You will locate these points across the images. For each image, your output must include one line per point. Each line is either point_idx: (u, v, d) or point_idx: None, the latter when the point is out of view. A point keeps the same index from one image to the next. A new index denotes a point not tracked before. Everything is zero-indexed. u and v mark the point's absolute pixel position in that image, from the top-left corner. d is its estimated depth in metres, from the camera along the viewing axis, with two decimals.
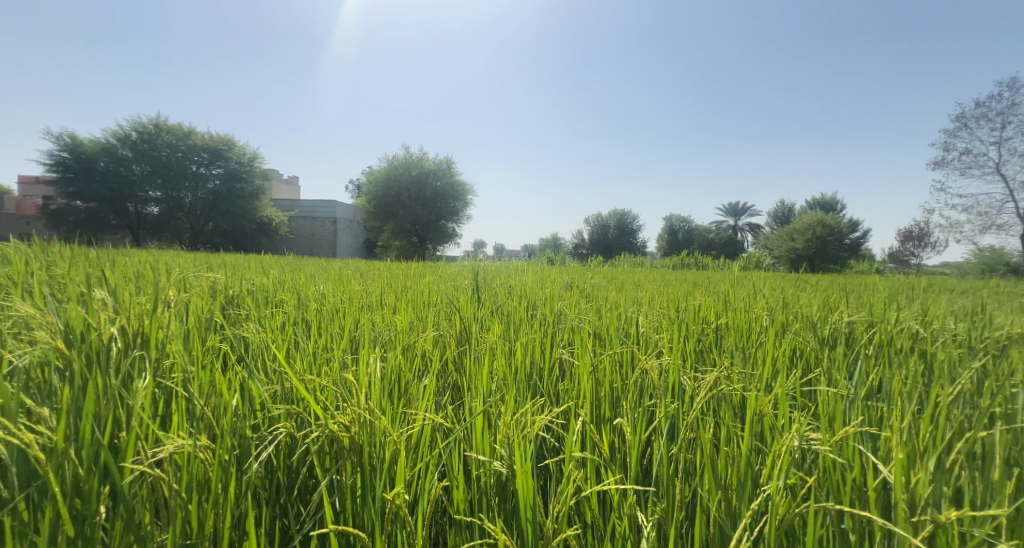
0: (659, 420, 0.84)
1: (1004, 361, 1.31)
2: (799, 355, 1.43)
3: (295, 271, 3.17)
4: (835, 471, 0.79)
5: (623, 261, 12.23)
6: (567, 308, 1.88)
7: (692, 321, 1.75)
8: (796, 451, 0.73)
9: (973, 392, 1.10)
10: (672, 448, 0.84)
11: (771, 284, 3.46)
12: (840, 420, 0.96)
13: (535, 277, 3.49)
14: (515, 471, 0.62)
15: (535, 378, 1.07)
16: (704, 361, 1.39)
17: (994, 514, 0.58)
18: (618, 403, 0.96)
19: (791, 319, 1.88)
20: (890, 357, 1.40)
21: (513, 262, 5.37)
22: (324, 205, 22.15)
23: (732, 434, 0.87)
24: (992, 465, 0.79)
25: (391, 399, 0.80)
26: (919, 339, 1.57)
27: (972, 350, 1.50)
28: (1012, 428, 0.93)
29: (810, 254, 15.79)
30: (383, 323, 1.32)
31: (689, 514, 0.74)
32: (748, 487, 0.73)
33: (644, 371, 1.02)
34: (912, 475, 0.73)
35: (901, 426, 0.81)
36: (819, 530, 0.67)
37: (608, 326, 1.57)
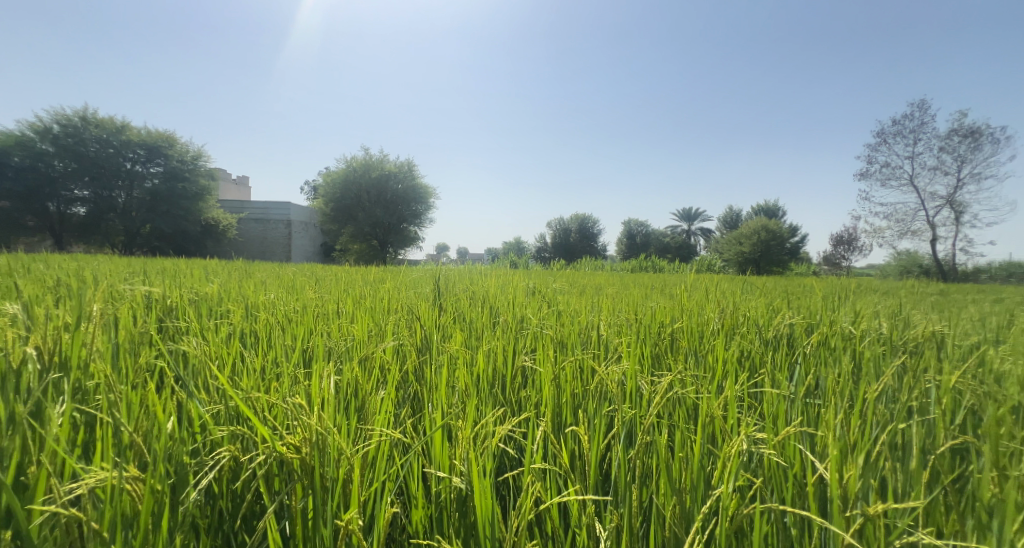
0: (617, 427, 0.85)
1: (921, 358, 1.44)
2: (746, 357, 1.51)
3: (243, 278, 3.00)
4: (779, 470, 0.84)
5: (583, 265, 12.47)
6: (529, 314, 1.89)
7: (650, 326, 1.80)
8: (744, 453, 0.76)
9: (896, 387, 1.20)
10: (630, 453, 0.86)
11: (720, 287, 3.63)
12: (783, 420, 1.02)
13: (496, 282, 3.49)
14: (474, 487, 0.61)
15: (497, 387, 1.07)
16: (659, 366, 1.43)
17: (915, 506, 0.63)
18: (578, 409, 0.97)
19: (739, 322, 1.98)
20: (826, 356, 1.50)
21: (475, 266, 5.35)
22: (275, 207, 21.20)
23: (686, 438, 0.90)
24: (913, 457, 0.86)
25: (346, 413, 0.77)
26: (851, 339, 1.69)
27: (896, 347, 1.63)
28: (926, 421, 1.02)
29: (756, 258, 16.75)
30: (339, 333, 1.28)
31: (646, 518, 0.75)
32: (700, 490, 0.76)
33: (602, 378, 1.03)
34: (847, 472, 0.79)
35: (835, 425, 0.87)
36: (764, 528, 0.71)
37: (568, 333, 1.59)
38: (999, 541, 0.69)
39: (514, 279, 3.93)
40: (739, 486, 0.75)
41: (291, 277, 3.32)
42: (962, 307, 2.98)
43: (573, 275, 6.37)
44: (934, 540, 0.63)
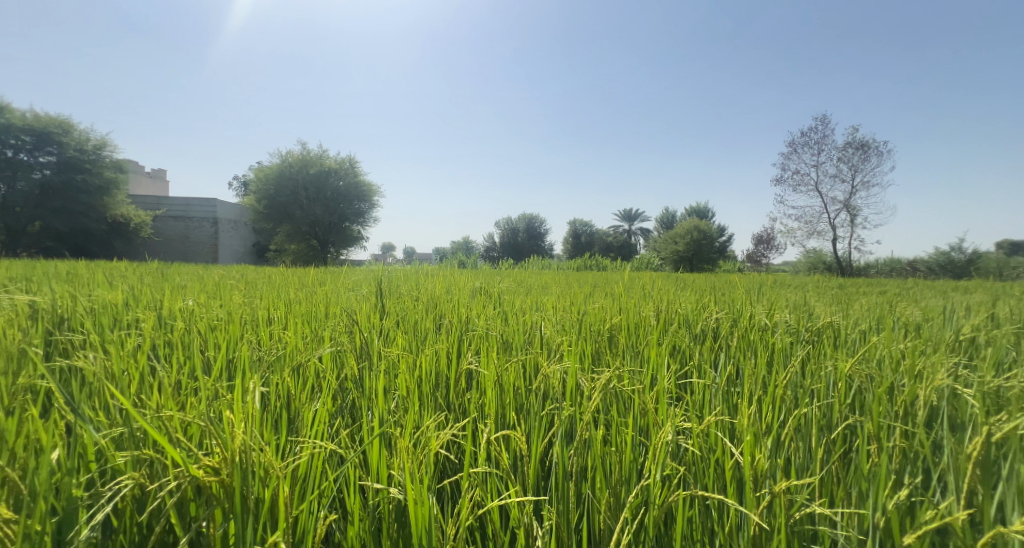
0: (556, 425, 0.88)
1: (823, 347, 1.62)
2: (677, 351, 1.60)
3: (158, 282, 2.73)
4: (703, 457, 0.91)
5: (527, 265, 12.66)
6: (474, 315, 1.89)
7: (591, 324, 1.87)
8: (671, 444, 0.82)
9: (803, 374, 1.34)
10: (568, 450, 0.89)
11: (655, 284, 3.84)
12: (708, 410, 1.10)
13: (440, 282, 3.44)
14: (412, 497, 0.60)
15: (440, 391, 1.06)
16: (600, 363, 1.49)
17: (811, 482, 0.72)
18: (520, 409, 0.98)
19: (671, 318, 2.10)
20: (745, 347, 1.64)
21: (418, 266, 5.24)
22: (193, 202, 19.42)
23: (621, 432, 0.94)
24: (813, 438, 0.97)
25: (274, 428, 0.73)
26: (767, 332, 1.86)
27: (803, 337, 1.82)
28: (826, 403, 1.15)
29: (686, 257, 17.87)
30: (269, 341, 1.20)
31: (582, 512, 0.79)
32: (632, 482, 0.81)
33: (544, 378, 1.06)
34: (757, 455, 0.87)
35: (750, 413, 0.96)
36: (688, 512, 0.77)
37: (512, 333, 1.60)
38: (875, 506, 0.81)
39: (459, 279, 3.89)
40: (667, 476, 0.80)
41: (215, 281, 3.06)
42: (856, 299, 3.38)
43: (519, 273, 6.43)
44: (825, 511, 0.72)
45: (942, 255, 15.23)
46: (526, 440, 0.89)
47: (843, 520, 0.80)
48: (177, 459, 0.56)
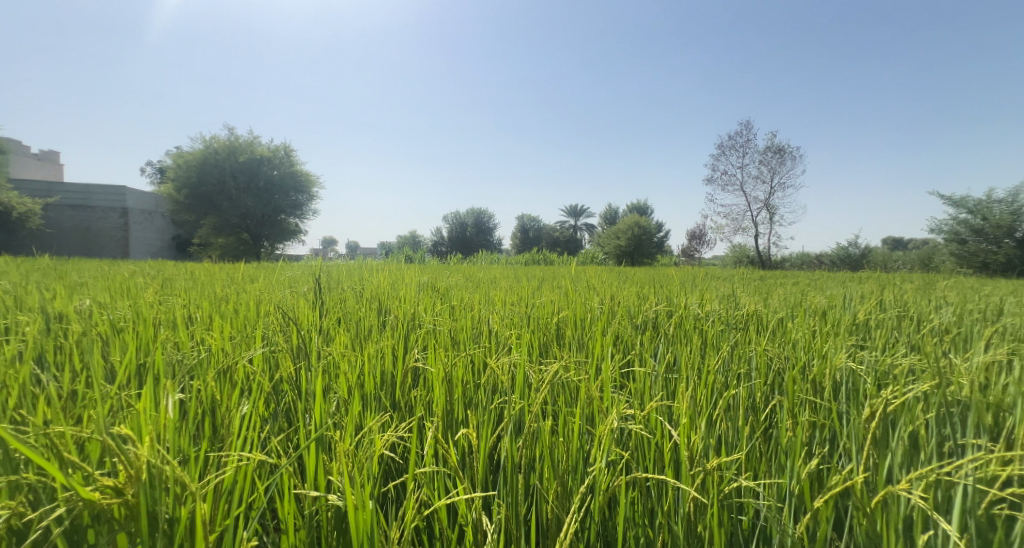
0: (505, 418, 0.87)
1: (749, 332, 1.74)
2: (620, 341, 1.66)
3: (56, 280, 2.41)
4: (645, 442, 0.94)
5: (474, 260, 12.62)
6: (421, 310, 1.84)
7: (539, 316, 1.89)
8: (616, 431, 0.83)
9: (733, 358, 1.43)
10: (517, 442, 0.89)
11: (599, 277, 3.95)
12: (649, 396, 1.14)
13: (384, 278, 3.32)
14: (353, 502, 0.57)
15: (385, 389, 1.02)
16: (547, 355, 1.51)
17: (741, 460, 0.76)
18: (468, 404, 0.97)
19: (615, 309, 2.18)
20: (682, 335, 1.73)
21: (361, 261, 5.05)
22: (100, 191, 17.44)
23: (568, 421, 0.95)
24: (742, 419, 1.04)
25: (194, 438, 0.67)
26: (701, 321, 1.98)
27: (733, 323, 1.95)
28: (753, 385, 1.24)
29: (628, 251, 18.61)
30: (190, 343, 1.10)
31: (531, 503, 0.79)
32: (579, 470, 0.82)
33: (492, 371, 1.05)
34: (693, 436, 0.92)
35: (687, 398, 1.01)
36: (630, 496, 0.80)
37: (459, 327, 1.58)
38: (794, 476, 0.88)
39: (404, 274, 3.79)
40: (612, 463, 0.82)
41: (126, 278, 2.75)
42: (776, 289, 3.68)
43: (468, 268, 6.39)
44: (751, 484, 0.77)
45: (843, 250, 17.05)
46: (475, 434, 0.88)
47: (766, 491, 0.86)
48: (68, 482, 0.49)
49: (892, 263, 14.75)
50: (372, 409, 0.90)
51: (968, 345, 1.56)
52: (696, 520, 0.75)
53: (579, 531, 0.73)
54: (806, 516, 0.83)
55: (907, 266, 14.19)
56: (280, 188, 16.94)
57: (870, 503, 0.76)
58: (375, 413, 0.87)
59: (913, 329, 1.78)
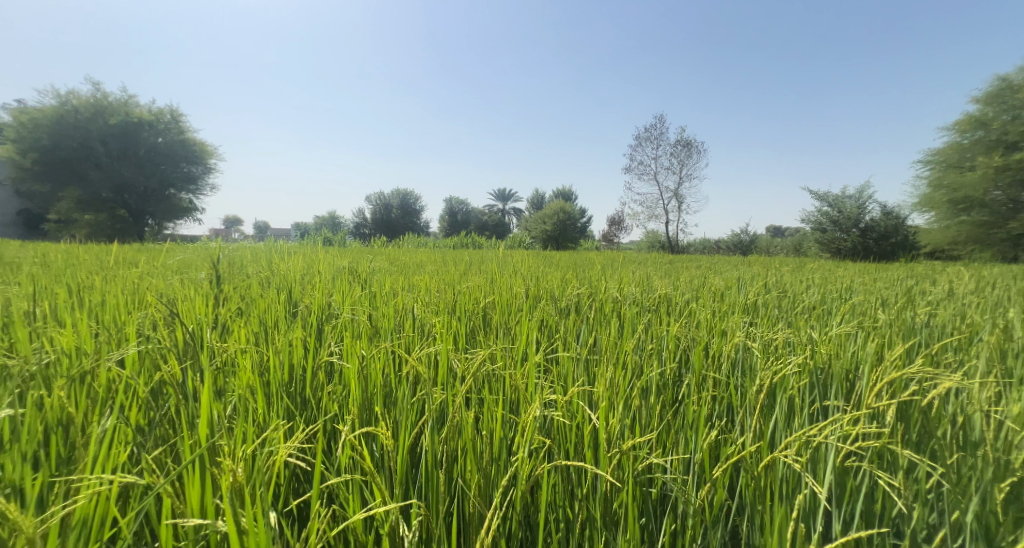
0: (427, 412, 0.83)
1: (661, 313, 1.86)
2: (545, 326, 1.67)
3: None
4: (567, 426, 0.95)
5: (401, 242, 12.26)
6: (337, 298, 1.71)
7: (464, 302, 1.86)
8: (538, 418, 0.83)
9: (646, 339, 1.51)
10: (439, 436, 0.85)
11: (524, 262, 3.98)
12: (570, 380, 1.17)
13: (296, 262, 3.05)
14: (247, 522, 0.50)
15: (293, 388, 0.92)
16: (471, 342, 1.48)
17: (653, 439, 0.79)
18: (388, 398, 0.91)
19: (540, 294, 2.20)
20: (602, 318, 1.80)
21: (270, 243, 4.62)
22: None
23: (491, 409, 0.94)
24: (656, 398, 1.09)
25: (38, 461, 0.55)
26: (618, 303, 2.07)
27: (647, 306, 2.07)
28: (666, 365, 1.31)
29: (553, 236, 19.11)
30: (36, 348, 0.91)
31: (453, 499, 0.77)
32: (501, 461, 0.81)
33: (413, 362, 1.00)
34: (610, 418, 0.95)
35: (607, 381, 1.04)
36: (552, 482, 0.81)
37: (380, 316, 1.49)
38: (698, 450, 0.94)
39: (320, 258, 3.52)
40: (533, 450, 0.83)
41: None
42: (682, 273, 3.98)
43: (390, 252, 6.13)
44: (661, 461, 0.81)
45: (738, 238, 19.03)
46: (393, 431, 0.83)
47: (675, 466, 0.92)
48: None
49: (776, 247, 16.91)
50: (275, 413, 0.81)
51: (829, 320, 1.80)
52: (612, 500, 0.77)
53: (501, 523, 0.71)
54: (707, 483, 0.90)
55: (787, 251, 16.26)
56: (171, 159, 14.97)
57: (761, 470, 0.84)
58: (278, 418, 0.79)
59: (791, 308, 2.02)
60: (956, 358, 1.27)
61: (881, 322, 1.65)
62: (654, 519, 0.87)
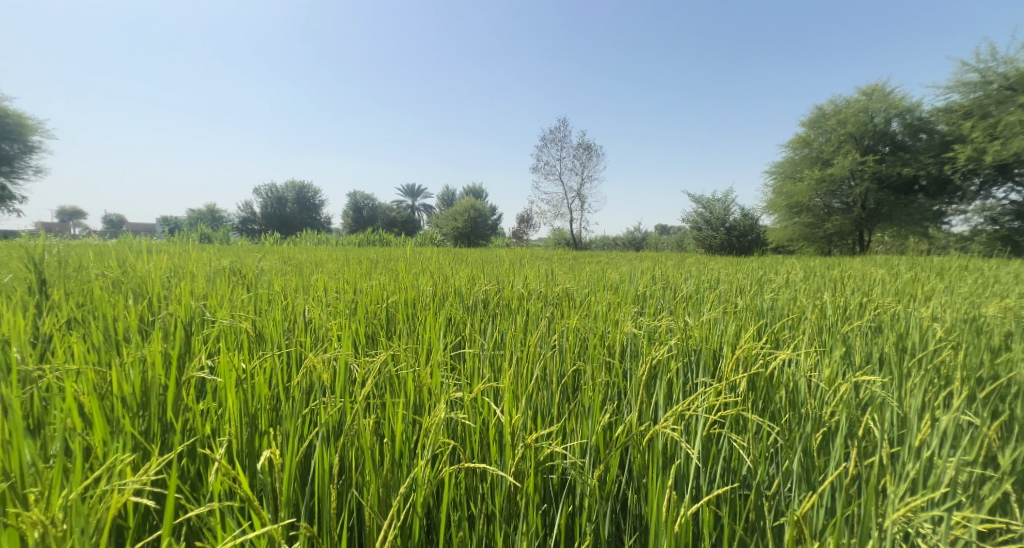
0: (319, 425, 0.79)
1: (561, 307, 1.98)
2: (451, 324, 1.68)
3: None
4: (473, 424, 0.98)
5: (297, 239, 11.39)
6: (215, 305, 1.55)
7: (367, 303, 1.79)
8: (441, 419, 0.84)
9: (548, 332, 1.59)
10: (334, 447, 0.82)
11: (431, 259, 3.93)
12: (476, 377, 1.20)
13: (155, 262, 2.66)
14: None
15: (151, 412, 0.82)
16: (373, 345, 1.44)
17: (551, 430, 0.85)
18: (274, 412, 0.86)
19: (447, 291, 2.20)
20: (508, 313, 1.86)
21: (129, 242, 3.99)
22: None
23: (394, 414, 0.93)
24: (556, 387, 1.16)
25: None
26: (524, 298, 2.15)
27: (549, 300, 2.18)
28: (565, 356, 1.40)
29: (461, 233, 19.05)
30: None
31: (351, 512, 0.75)
32: (402, 465, 0.81)
33: (305, 370, 0.94)
34: (514, 412, 0.99)
35: (509, 376, 1.08)
36: (457, 481, 0.83)
37: (268, 321, 1.37)
38: (593, 433, 1.03)
39: (194, 259, 3.12)
40: (435, 451, 0.84)
41: None
42: (584, 268, 4.24)
43: (279, 250, 5.63)
44: (559, 449, 0.87)
45: (630, 235, 20.74)
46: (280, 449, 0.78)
47: (572, 451, 0.99)
48: None
49: (663, 242, 18.80)
50: (125, 446, 0.71)
51: (700, 308, 2.06)
52: (514, 491, 0.81)
53: (399, 530, 0.72)
54: (600, 463, 0.99)
55: (671, 245, 18.13)
56: None
57: (644, 445, 0.95)
58: (127, 451, 0.70)
59: (672, 298, 2.27)
60: (791, 335, 1.54)
61: (741, 307, 1.92)
62: (555, 502, 0.93)
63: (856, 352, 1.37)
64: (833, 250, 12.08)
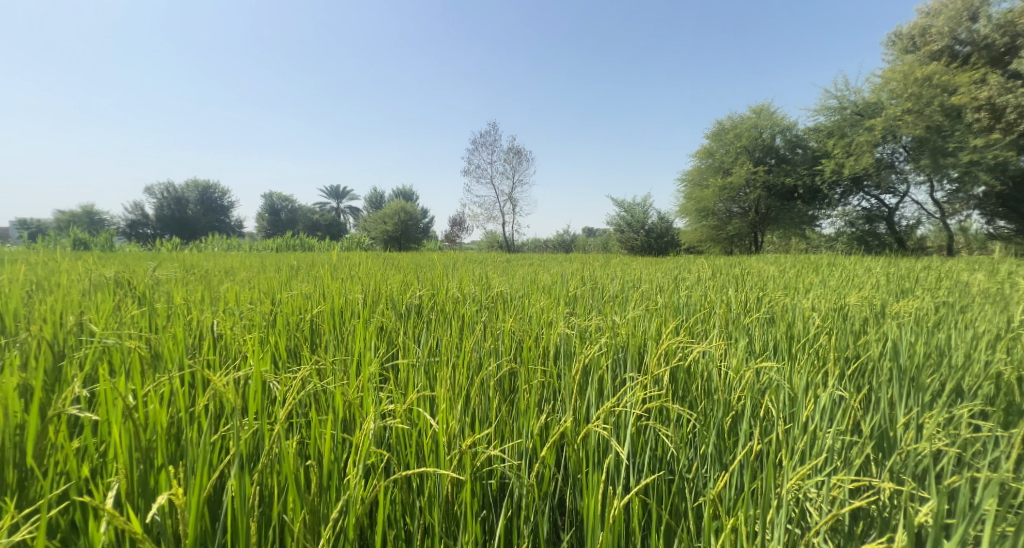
0: (233, 453, 0.74)
1: (495, 311, 2.00)
2: (383, 332, 1.64)
3: None
4: (406, 438, 0.96)
5: (203, 244, 10.42)
6: (99, 325, 1.37)
7: (287, 314, 1.69)
8: (371, 435, 0.81)
9: (483, 337, 1.61)
10: (252, 474, 0.77)
11: (360, 264, 3.79)
12: (410, 387, 1.18)
13: (16, 276, 2.28)
14: None
15: (12, 457, 0.71)
16: (296, 359, 1.37)
17: (485, 437, 0.86)
18: (175, 444, 0.78)
19: (377, 298, 2.14)
20: (442, 319, 1.85)
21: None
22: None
23: (321, 432, 0.89)
24: (492, 392, 1.18)
25: None
26: (457, 303, 2.15)
27: (482, 304, 2.19)
28: (500, 358, 1.42)
29: (392, 237, 18.47)
30: None
31: (273, 543, 0.71)
32: (330, 487, 0.78)
33: (213, 393, 0.87)
34: (450, 421, 0.99)
35: (445, 385, 1.07)
36: (393, 497, 0.81)
37: (168, 340, 1.24)
38: (529, 434, 1.05)
39: (75, 269, 2.74)
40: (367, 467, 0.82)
41: None
42: (517, 270, 4.31)
43: (182, 257, 5.09)
44: (495, 454, 0.89)
45: (560, 238, 21.43)
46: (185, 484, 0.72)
47: (509, 455, 1.01)
48: None
49: (591, 244, 19.66)
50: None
51: (625, 306, 2.19)
52: (453, 500, 0.82)
53: None
54: (537, 463, 1.02)
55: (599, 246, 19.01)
56: None
57: (578, 443, 0.99)
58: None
59: (599, 298, 2.39)
60: (703, 329, 1.69)
61: (660, 304, 2.07)
62: (494, 507, 0.95)
63: (757, 341, 1.54)
64: (734, 250, 13.38)
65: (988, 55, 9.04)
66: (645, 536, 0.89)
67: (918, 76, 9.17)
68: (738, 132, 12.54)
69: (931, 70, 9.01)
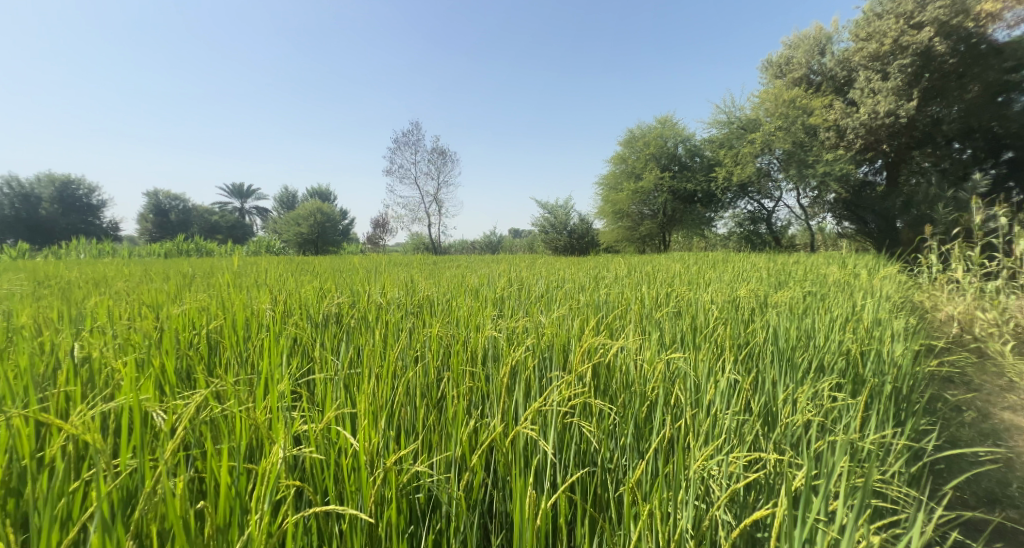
0: (103, 503, 0.64)
1: (422, 316, 1.95)
2: (296, 344, 1.52)
3: None
4: (322, 462, 0.90)
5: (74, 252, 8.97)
6: None
7: (178, 330, 1.50)
8: (279, 464, 0.75)
9: (409, 344, 1.56)
10: (129, 523, 0.67)
11: (271, 271, 3.51)
12: (328, 403, 1.10)
13: None
14: None
15: None
16: (191, 382, 1.22)
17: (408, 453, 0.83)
18: (21, 498, 0.65)
19: (289, 308, 1.98)
20: (364, 326, 1.76)
21: None
22: None
23: (221, 465, 0.80)
24: (419, 403, 1.15)
25: None
26: (380, 309, 2.06)
27: (406, 310, 2.12)
28: (425, 365, 1.38)
29: (309, 239, 17.31)
30: None
31: None
32: (233, 524, 0.70)
33: (75, 432, 0.74)
34: (372, 438, 0.94)
35: (366, 400, 1.02)
36: (306, 528, 0.75)
37: (9, 372, 1.02)
38: (457, 443, 1.04)
39: None
40: (277, 498, 0.76)
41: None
42: (443, 273, 4.25)
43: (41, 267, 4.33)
44: (423, 468, 0.86)
45: (487, 239, 21.56)
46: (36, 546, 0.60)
47: (438, 466, 0.99)
48: None
49: (518, 244, 19.99)
50: None
51: (551, 306, 2.26)
52: (376, 523, 0.78)
53: None
54: (465, 471, 1.01)
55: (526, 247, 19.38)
56: None
57: (507, 448, 1.00)
58: None
59: (524, 298, 2.43)
60: (622, 326, 1.79)
61: (582, 303, 2.15)
62: (422, 521, 0.92)
63: (669, 334, 1.66)
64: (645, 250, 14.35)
65: (832, 85, 10.22)
66: (572, 530, 0.92)
67: (786, 98, 10.50)
68: (646, 140, 13.47)
69: (794, 94, 10.31)
